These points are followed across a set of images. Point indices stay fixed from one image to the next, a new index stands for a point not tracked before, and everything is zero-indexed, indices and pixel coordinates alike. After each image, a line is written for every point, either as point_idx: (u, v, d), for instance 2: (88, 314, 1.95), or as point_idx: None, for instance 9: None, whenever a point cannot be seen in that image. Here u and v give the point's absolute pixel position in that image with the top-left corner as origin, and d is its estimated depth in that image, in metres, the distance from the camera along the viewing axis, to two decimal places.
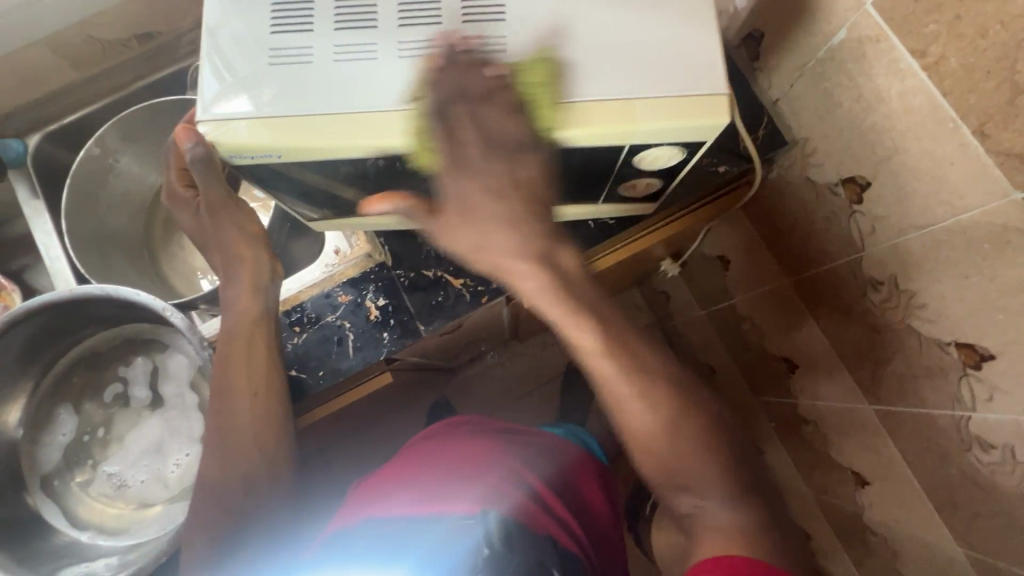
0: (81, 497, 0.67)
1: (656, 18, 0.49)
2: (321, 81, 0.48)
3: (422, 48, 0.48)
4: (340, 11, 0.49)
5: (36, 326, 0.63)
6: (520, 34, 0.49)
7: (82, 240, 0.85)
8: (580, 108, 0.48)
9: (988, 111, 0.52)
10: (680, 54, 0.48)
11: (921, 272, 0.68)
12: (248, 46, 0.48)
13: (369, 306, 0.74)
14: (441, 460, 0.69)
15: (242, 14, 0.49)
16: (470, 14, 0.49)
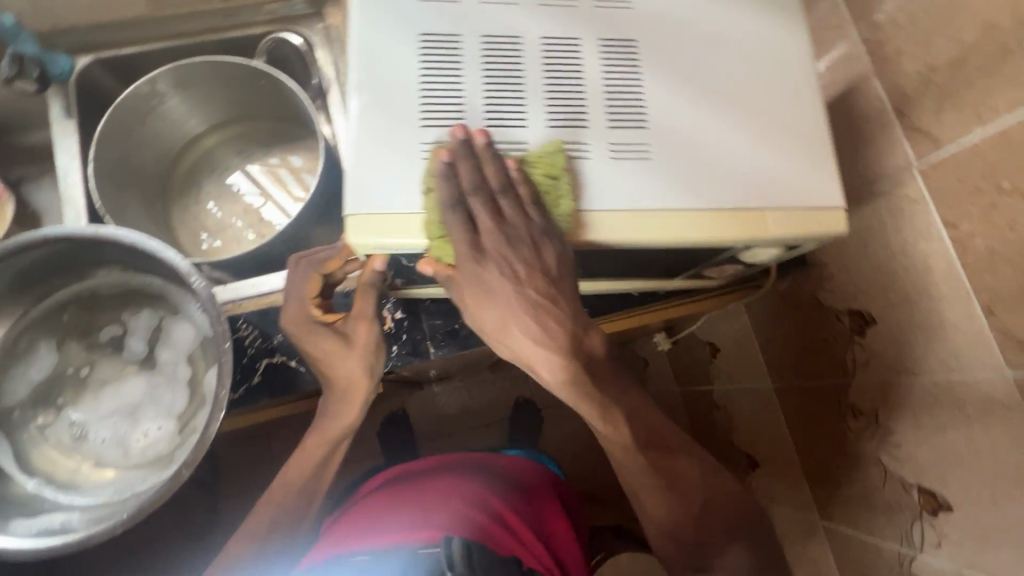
0: (36, 440, 0.63)
1: (782, 139, 0.51)
2: (474, 137, 0.48)
3: (571, 125, 0.49)
4: (489, 71, 0.50)
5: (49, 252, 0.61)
6: (660, 137, 0.50)
7: (106, 174, 0.82)
8: (711, 218, 0.49)
9: (1000, 292, 0.57)
10: (805, 174, 0.51)
11: (903, 413, 0.73)
12: (394, 88, 0.48)
13: (385, 315, 0.73)
14: (399, 493, 0.70)
15: (391, 56, 0.49)
16: (614, 101, 0.50)
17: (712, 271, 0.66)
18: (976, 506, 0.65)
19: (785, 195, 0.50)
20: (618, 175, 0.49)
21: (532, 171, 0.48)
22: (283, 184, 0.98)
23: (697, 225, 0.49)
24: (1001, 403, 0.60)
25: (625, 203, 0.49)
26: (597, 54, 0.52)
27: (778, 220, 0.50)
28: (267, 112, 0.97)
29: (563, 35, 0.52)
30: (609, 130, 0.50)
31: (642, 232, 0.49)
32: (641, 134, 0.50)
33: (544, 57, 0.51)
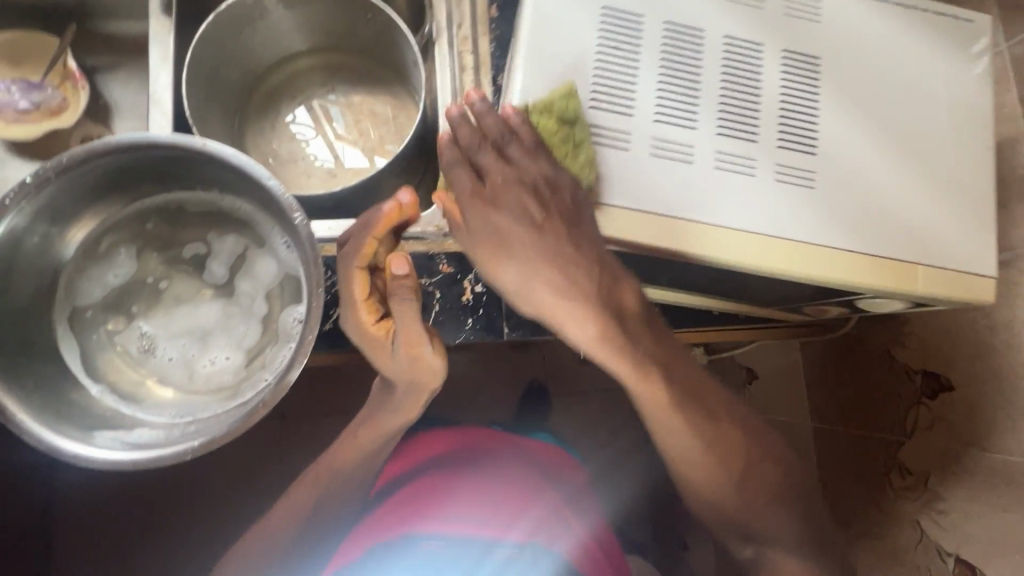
0: (103, 345, 0.61)
1: (947, 194, 0.49)
2: (640, 132, 0.45)
3: (740, 137, 0.47)
4: (668, 63, 0.46)
5: (150, 157, 0.58)
6: (828, 168, 0.48)
7: (196, 81, 0.79)
8: (863, 263, 0.47)
9: None
10: (963, 235, 0.49)
11: (959, 483, 0.73)
12: (567, 63, 0.45)
13: (465, 286, 0.71)
14: (477, 458, 0.68)
15: (570, 26, 0.46)
16: (789, 121, 0.47)
17: (815, 309, 0.65)
18: None
19: (940, 254, 0.48)
20: (780, 201, 0.47)
21: (695, 181, 0.46)
22: (363, 125, 0.94)
23: (851, 267, 0.47)
24: None
25: (779, 230, 0.47)
26: (777, 65, 0.48)
27: (929, 279, 0.48)
28: (363, 49, 0.92)
29: (750, 38, 0.48)
30: (777, 151, 0.47)
31: (794, 264, 0.47)
32: (808, 162, 0.47)
33: (724, 59, 0.47)
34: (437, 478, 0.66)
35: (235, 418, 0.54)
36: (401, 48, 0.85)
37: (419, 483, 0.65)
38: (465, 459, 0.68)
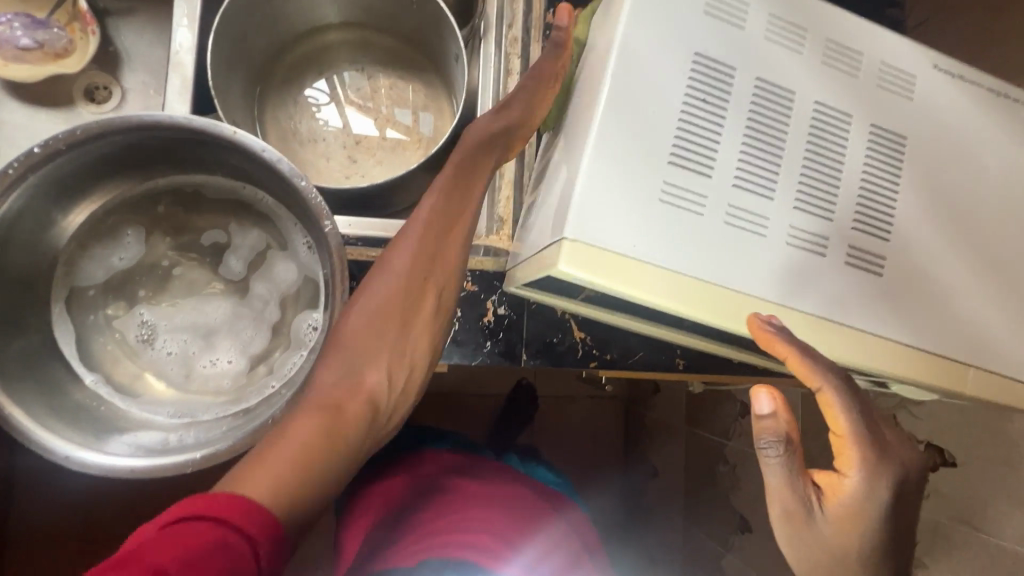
0: (99, 330, 0.57)
1: (1007, 299, 0.48)
2: (715, 196, 0.43)
3: (814, 213, 0.44)
4: (753, 124, 0.43)
5: (170, 138, 0.53)
6: (896, 256, 0.46)
7: (222, 48, 0.73)
8: (913, 359, 0.46)
9: None
10: (1015, 344, 0.47)
11: (944, 555, 0.75)
12: (650, 110, 0.42)
13: (488, 308, 0.69)
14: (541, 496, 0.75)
15: (657, 70, 0.42)
16: (865, 202, 0.45)
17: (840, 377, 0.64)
18: None
19: (990, 359, 0.47)
20: (845, 287, 0.45)
21: (764, 257, 0.43)
22: (394, 110, 0.89)
23: (906, 364, 0.46)
24: None
25: (839, 316, 0.45)
26: (863, 141, 0.46)
27: (976, 382, 0.47)
28: (401, 29, 0.87)
29: (839, 107, 0.45)
30: (850, 231, 0.45)
31: (849, 354, 0.45)
32: (879, 250, 0.45)
33: (811, 128, 0.45)
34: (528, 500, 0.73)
35: (241, 429, 0.51)
36: (443, 37, 0.80)
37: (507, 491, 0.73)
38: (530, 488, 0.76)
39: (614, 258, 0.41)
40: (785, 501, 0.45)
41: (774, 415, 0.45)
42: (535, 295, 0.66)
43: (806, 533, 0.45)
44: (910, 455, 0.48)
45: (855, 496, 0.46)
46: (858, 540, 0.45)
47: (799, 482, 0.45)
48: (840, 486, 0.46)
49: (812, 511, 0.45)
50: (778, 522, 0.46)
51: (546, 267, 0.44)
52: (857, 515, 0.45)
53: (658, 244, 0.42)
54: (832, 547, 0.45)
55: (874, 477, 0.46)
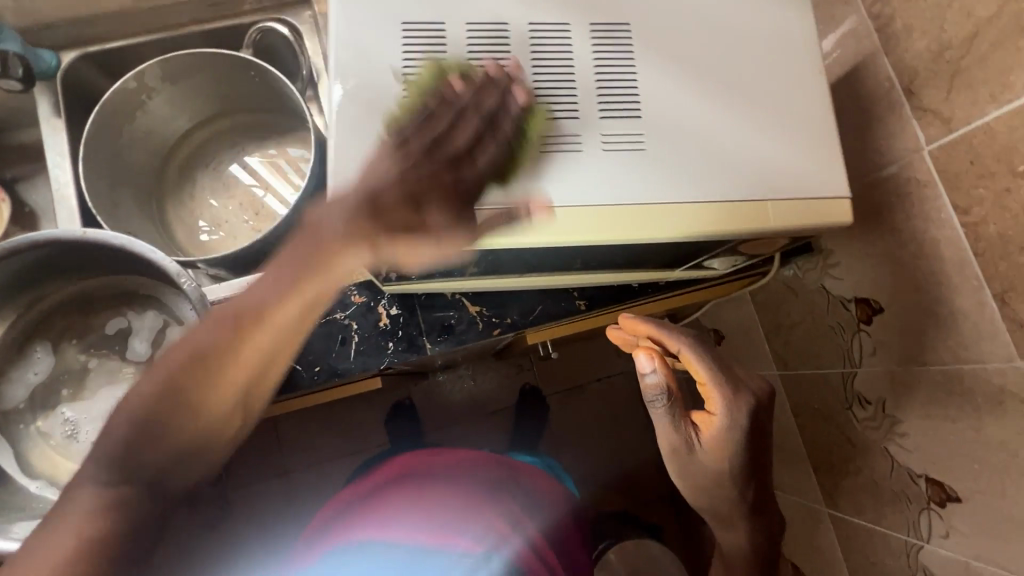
0: (33, 440, 0.63)
1: (778, 129, 0.50)
2: None
3: (559, 117, 0.48)
4: (475, 62, 0.48)
5: (32, 258, 0.59)
6: (655, 127, 0.48)
7: (96, 173, 0.82)
8: (706, 211, 0.48)
9: (1013, 282, 0.55)
10: (800, 169, 0.49)
11: (910, 403, 0.72)
12: (377, 84, 0.47)
13: (380, 312, 0.73)
14: (474, 499, 0.71)
15: (373, 50, 0.48)
16: (605, 92, 0.48)
17: (715, 262, 0.66)
18: (990, 498, 0.63)
19: (782, 188, 0.49)
20: (613, 168, 0.47)
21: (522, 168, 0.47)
22: (277, 176, 0.97)
23: (700, 219, 0.48)
24: (1013, 395, 0.58)
25: (619, 198, 0.47)
26: (588, 39, 0.49)
27: (776, 213, 0.49)
28: (260, 106, 0.95)
29: (554, 19, 0.49)
30: (599, 121, 0.48)
31: (639, 230, 0.48)
32: (636, 127, 0.48)
33: (532, 46, 0.48)
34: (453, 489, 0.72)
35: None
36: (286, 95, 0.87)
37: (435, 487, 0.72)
38: (465, 491, 0.71)
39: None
40: (670, 440, 0.57)
41: (656, 372, 0.55)
42: (417, 286, 0.70)
43: (687, 465, 0.57)
44: (759, 383, 0.59)
45: (721, 430, 0.56)
46: (729, 460, 0.56)
47: (678, 425, 0.56)
48: (710, 423, 0.56)
49: (691, 445, 0.56)
50: (668, 458, 0.58)
51: None
52: (722, 443, 0.56)
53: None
54: (704, 470, 0.57)
55: (734, 409, 0.55)
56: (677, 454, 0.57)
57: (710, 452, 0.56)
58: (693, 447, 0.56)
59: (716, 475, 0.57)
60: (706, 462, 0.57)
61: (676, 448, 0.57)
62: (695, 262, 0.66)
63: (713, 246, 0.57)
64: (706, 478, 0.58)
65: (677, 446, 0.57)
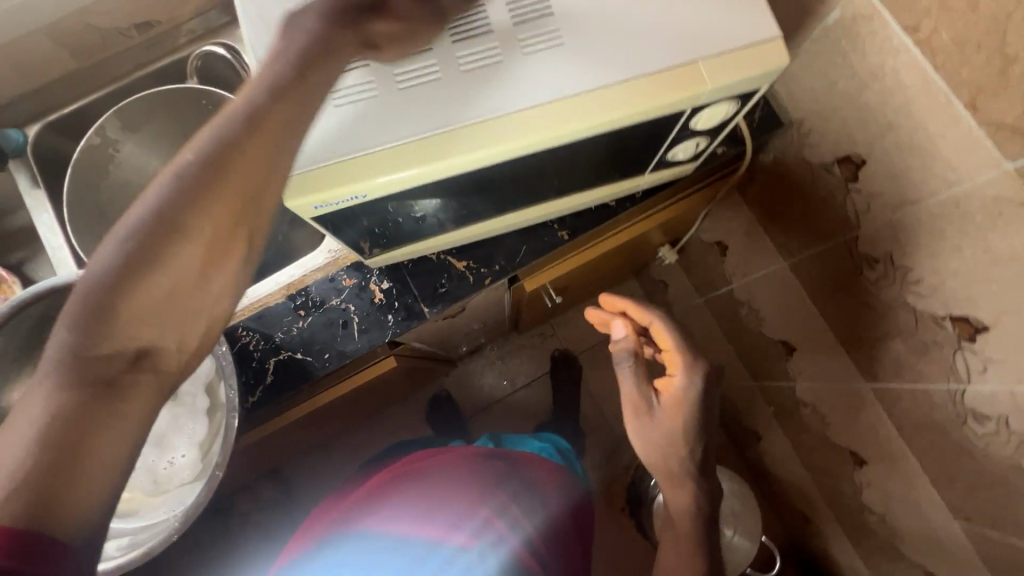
0: None
1: None
2: (382, 79, 0.48)
3: (475, 38, 0.49)
4: None
5: (57, 300, 0.67)
6: (570, 18, 0.48)
7: (85, 230, 0.85)
8: (638, 86, 0.48)
9: (979, 83, 0.53)
10: (725, 23, 0.48)
11: (916, 247, 0.70)
12: None
13: (373, 289, 0.74)
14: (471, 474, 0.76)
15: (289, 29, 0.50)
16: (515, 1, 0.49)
17: (679, 152, 0.65)
18: (1016, 316, 0.61)
19: (710, 45, 0.48)
20: (539, 66, 0.48)
21: (448, 95, 0.48)
22: None
23: (639, 93, 0.48)
24: (1010, 201, 0.56)
25: (549, 98, 0.48)
26: None
27: (710, 71, 0.48)
28: None
29: None
30: (515, 30, 0.49)
31: (573, 122, 0.48)
32: (552, 25, 0.48)
33: None
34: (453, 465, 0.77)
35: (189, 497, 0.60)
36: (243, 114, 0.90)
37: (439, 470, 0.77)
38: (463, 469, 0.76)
39: (333, 169, 0.48)
40: (633, 397, 0.68)
41: (625, 336, 0.71)
42: (401, 253, 0.72)
43: (646, 419, 0.67)
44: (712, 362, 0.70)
45: (680, 388, 0.66)
46: (681, 419, 0.66)
47: (641, 381, 0.68)
48: (670, 383, 0.67)
49: (649, 402, 0.67)
50: (631, 416, 0.68)
51: (303, 214, 0.51)
52: (681, 400, 0.66)
53: (360, 136, 0.48)
54: (664, 425, 0.66)
55: (691, 372, 0.66)
56: (640, 413, 0.67)
57: (670, 404, 0.67)
58: (646, 405, 0.67)
59: (673, 428, 0.66)
60: (669, 419, 0.66)
61: (636, 399, 0.68)
62: (659, 158, 0.65)
63: (667, 129, 0.56)
64: (661, 438, 0.67)
65: (632, 405, 0.68)
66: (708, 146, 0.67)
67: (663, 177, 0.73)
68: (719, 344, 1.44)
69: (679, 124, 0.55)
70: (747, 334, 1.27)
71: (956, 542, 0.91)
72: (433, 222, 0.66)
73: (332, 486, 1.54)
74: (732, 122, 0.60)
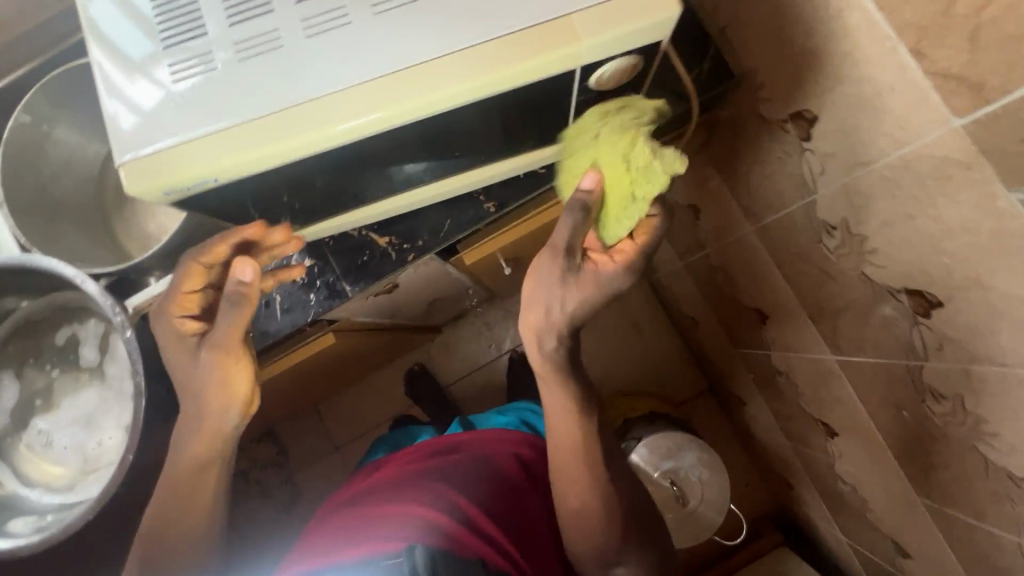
0: (18, 451, 0.71)
1: None
2: (225, 52, 0.45)
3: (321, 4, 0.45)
4: None
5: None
6: None
7: (25, 211, 0.85)
8: (507, 45, 0.44)
9: (924, 26, 0.45)
10: None
11: (870, 214, 0.63)
12: (141, 36, 0.46)
13: (295, 269, 0.73)
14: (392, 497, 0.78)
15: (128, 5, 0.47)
16: None
17: None
18: (968, 292, 0.55)
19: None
20: (376, 32, 0.44)
21: (295, 66, 0.44)
22: None
23: (519, 53, 0.44)
24: (959, 163, 0.49)
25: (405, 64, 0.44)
26: None
27: (587, 25, 0.44)
28: None
29: None
30: None
31: (436, 87, 0.44)
32: None
33: None
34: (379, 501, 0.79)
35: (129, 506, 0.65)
36: None
37: (368, 508, 0.78)
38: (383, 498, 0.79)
39: (176, 153, 0.44)
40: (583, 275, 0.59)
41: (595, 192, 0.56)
42: (315, 232, 0.69)
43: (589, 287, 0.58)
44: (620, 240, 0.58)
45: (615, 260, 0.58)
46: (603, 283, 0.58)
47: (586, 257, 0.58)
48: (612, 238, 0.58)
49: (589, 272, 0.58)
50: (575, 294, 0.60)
51: (156, 203, 0.47)
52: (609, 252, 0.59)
53: (201, 114, 0.44)
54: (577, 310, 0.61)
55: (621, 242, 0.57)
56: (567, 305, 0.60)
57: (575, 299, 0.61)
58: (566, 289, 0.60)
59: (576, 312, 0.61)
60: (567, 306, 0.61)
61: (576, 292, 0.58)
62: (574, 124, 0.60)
63: (565, 93, 0.51)
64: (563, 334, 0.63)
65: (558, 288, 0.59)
66: (632, 106, 0.61)
67: None
68: (700, 308, 1.39)
69: (577, 87, 0.51)
70: (725, 300, 1.22)
71: (921, 518, 0.88)
72: (338, 200, 0.62)
73: (324, 446, 1.61)
74: (646, 80, 0.55)
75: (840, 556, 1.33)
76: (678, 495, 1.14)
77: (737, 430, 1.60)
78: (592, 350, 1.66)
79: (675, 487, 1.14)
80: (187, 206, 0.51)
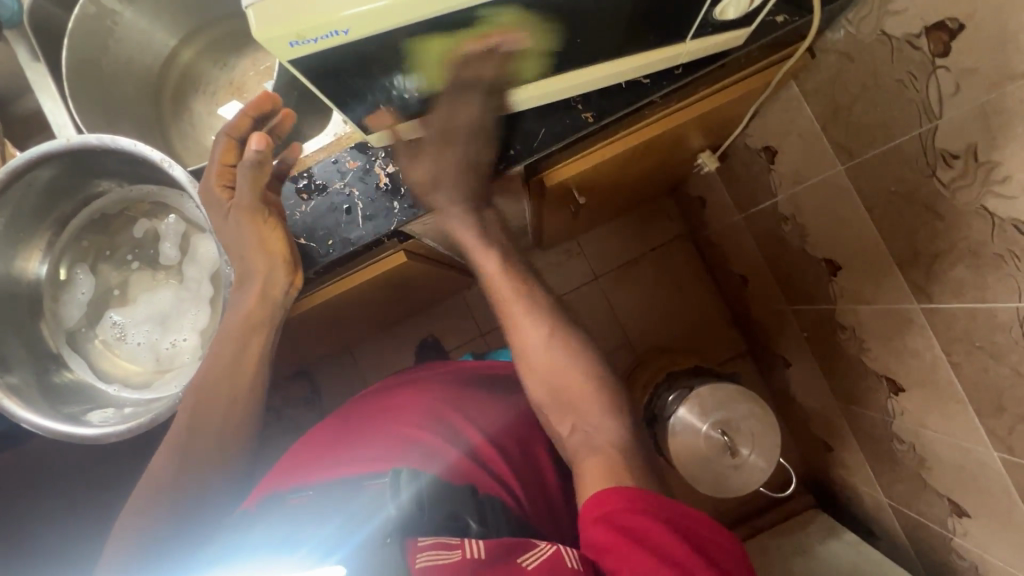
0: (92, 340, 0.79)
1: None
2: None
3: None
4: None
5: (53, 173, 0.71)
6: None
7: (90, 108, 0.82)
8: None
9: None
10: None
11: (1009, 135, 0.59)
12: None
13: (378, 173, 0.70)
14: (402, 429, 0.79)
15: None
16: None
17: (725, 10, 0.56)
18: None
19: None
20: None
21: None
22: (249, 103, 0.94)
23: None
24: None
25: None
26: None
27: None
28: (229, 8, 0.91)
29: None
30: None
31: None
32: None
33: None
34: (389, 431, 0.79)
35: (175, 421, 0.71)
36: None
37: (374, 438, 0.78)
38: (391, 430, 0.79)
39: None
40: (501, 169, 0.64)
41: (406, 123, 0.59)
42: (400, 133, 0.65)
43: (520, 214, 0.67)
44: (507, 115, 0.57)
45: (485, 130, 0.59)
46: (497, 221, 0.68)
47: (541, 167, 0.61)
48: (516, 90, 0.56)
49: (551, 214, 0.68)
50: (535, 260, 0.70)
51: (275, 50, 0.44)
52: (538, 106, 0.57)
53: None
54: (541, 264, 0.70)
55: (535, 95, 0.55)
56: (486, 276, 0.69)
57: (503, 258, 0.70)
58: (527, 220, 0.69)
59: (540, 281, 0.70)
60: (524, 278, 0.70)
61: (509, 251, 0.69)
62: (702, 17, 0.56)
63: None
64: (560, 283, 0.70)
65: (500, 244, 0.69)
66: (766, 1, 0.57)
67: (706, 49, 0.64)
68: (755, 264, 1.35)
69: None
70: (788, 253, 1.17)
71: (992, 474, 0.86)
72: (436, 89, 0.58)
73: (356, 387, 1.61)
74: None
75: (879, 522, 1.31)
76: (728, 446, 1.12)
77: (776, 394, 1.58)
78: (631, 306, 1.63)
79: (725, 437, 1.12)
80: (295, 64, 0.48)
